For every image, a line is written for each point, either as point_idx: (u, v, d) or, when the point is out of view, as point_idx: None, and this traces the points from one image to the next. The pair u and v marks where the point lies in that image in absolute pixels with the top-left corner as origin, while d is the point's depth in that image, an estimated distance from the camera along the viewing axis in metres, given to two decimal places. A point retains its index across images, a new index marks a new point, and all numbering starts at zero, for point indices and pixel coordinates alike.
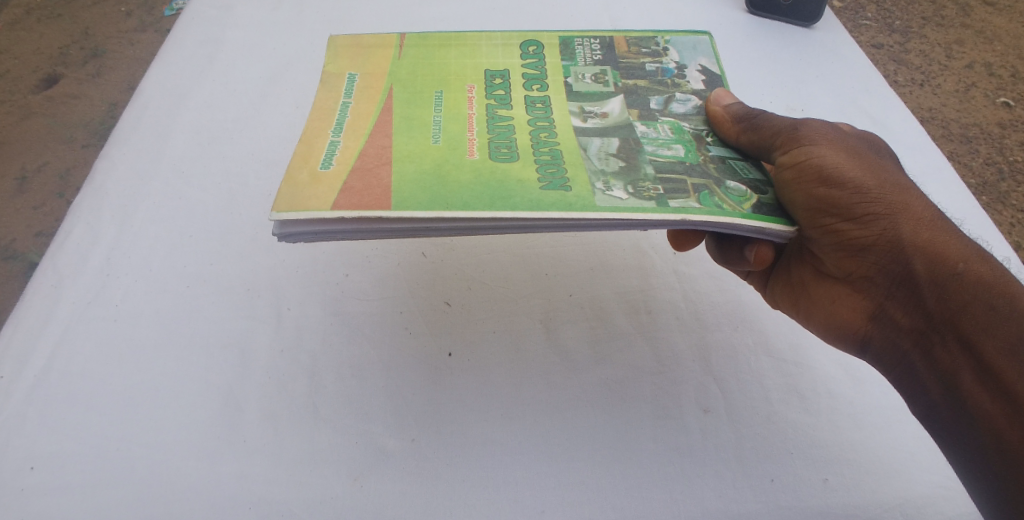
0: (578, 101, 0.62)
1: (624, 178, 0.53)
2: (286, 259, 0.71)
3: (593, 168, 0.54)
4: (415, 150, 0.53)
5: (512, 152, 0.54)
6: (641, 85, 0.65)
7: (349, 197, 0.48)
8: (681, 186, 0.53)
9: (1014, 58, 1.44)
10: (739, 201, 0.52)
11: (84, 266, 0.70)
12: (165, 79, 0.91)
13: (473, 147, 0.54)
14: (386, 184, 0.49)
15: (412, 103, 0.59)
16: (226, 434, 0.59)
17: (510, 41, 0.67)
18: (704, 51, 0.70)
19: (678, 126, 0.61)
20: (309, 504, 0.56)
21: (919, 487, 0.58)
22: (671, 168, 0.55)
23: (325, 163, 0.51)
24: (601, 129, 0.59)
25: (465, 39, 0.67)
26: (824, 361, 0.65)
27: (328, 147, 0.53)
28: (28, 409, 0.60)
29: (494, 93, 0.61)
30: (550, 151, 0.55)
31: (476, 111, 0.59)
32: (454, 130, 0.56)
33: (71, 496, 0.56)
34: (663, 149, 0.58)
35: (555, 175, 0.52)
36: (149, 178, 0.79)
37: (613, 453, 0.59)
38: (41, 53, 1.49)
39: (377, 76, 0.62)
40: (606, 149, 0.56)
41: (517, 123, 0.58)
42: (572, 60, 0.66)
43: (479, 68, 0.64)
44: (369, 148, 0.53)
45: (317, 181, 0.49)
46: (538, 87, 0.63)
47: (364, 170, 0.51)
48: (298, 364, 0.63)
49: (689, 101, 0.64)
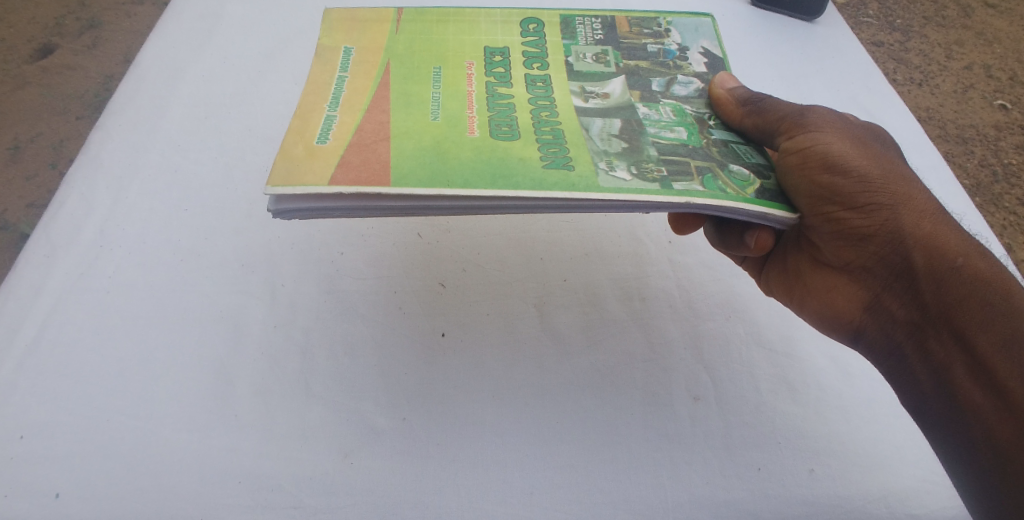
0: (579, 81, 0.62)
1: (628, 159, 0.53)
2: (281, 236, 0.71)
3: (595, 148, 0.53)
4: (412, 128, 0.53)
5: (512, 130, 0.54)
6: (643, 66, 0.65)
7: (345, 173, 0.47)
8: (685, 168, 0.52)
9: (1013, 61, 1.45)
10: (743, 185, 0.52)
11: (77, 237, 0.70)
12: (162, 50, 0.90)
13: (473, 125, 0.54)
14: (384, 161, 0.49)
15: (410, 80, 0.59)
16: (217, 409, 0.59)
17: (509, 19, 0.67)
18: (706, 33, 0.69)
19: (679, 108, 0.61)
20: (299, 480, 0.56)
21: (902, 480, 0.59)
22: (674, 151, 0.55)
23: (320, 138, 0.51)
24: (602, 110, 0.59)
25: (463, 15, 0.66)
26: (815, 354, 0.66)
27: (324, 122, 0.53)
28: (18, 377, 0.60)
29: (493, 70, 0.61)
30: (551, 130, 0.55)
31: (476, 90, 0.58)
32: (453, 108, 0.56)
33: (61, 465, 0.55)
34: (665, 131, 0.57)
35: (557, 154, 0.52)
36: (144, 149, 0.78)
37: (602, 436, 0.59)
38: (36, 23, 1.47)
39: (373, 52, 0.62)
40: (608, 130, 0.56)
41: (517, 102, 0.57)
42: (573, 39, 0.66)
43: (477, 46, 0.64)
44: (367, 124, 0.53)
45: (313, 156, 0.49)
46: (539, 66, 0.62)
47: (360, 146, 0.50)
48: (291, 340, 0.63)
49: (690, 83, 0.64)
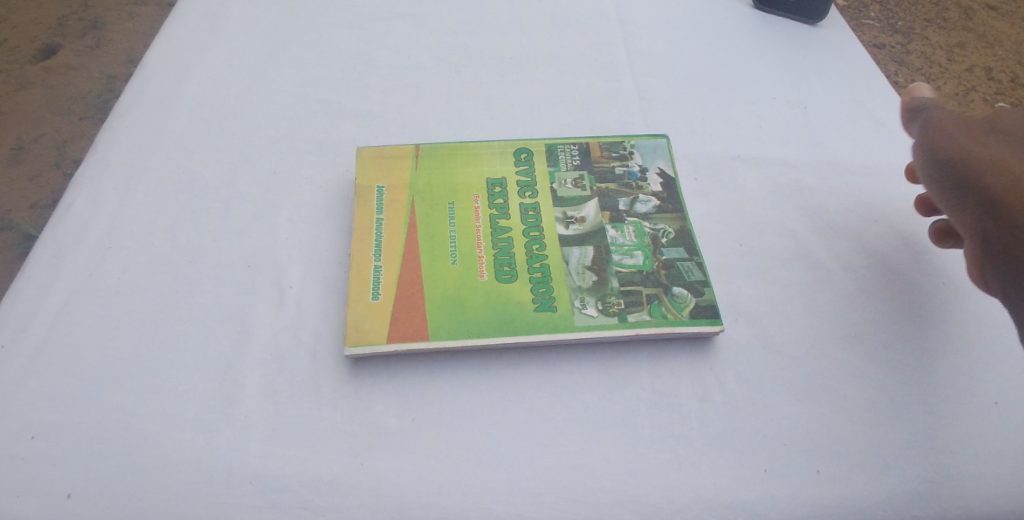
0: (562, 207, 0.73)
1: (596, 294, 0.65)
2: (288, 237, 0.71)
3: (573, 285, 0.66)
4: (440, 273, 0.65)
5: (512, 269, 0.66)
6: (612, 189, 0.75)
7: (396, 331, 0.61)
8: (637, 297, 0.65)
9: (1014, 63, 1.46)
10: (681, 307, 0.64)
11: (85, 237, 0.70)
12: (167, 51, 0.90)
13: (482, 267, 0.66)
14: (423, 314, 0.62)
15: (431, 217, 0.70)
16: (225, 409, 0.59)
17: (505, 151, 0.78)
18: (662, 153, 0.80)
19: (640, 227, 0.72)
20: (307, 480, 0.56)
21: (907, 481, 0.59)
22: (630, 279, 0.66)
23: (374, 292, 0.63)
24: (579, 237, 0.70)
25: (468, 148, 0.77)
26: (819, 355, 0.66)
27: (375, 273, 0.65)
28: (28, 377, 0.60)
29: (494, 202, 0.72)
30: (541, 266, 0.67)
31: (482, 225, 0.70)
32: (466, 247, 0.68)
33: (71, 466, 0.56)
34: (627, 257, 0.68)
35: (546, 294, 0.64)
36: (151, 150, 0.78)
37: (607, 437, 0.60)
38: (40, 24, 1.47)
39: (400, 189, 0.73)
40: (583, 260, 0.68)
41: (514, 235, 0.69)
42: (555, 166, 0.77)
43: (481, 177, 0.75)
44: (406, 272, 0.65)
45: (371, 311, 0.62)
46: (530, 195, 0.74)
47: (404, 297, 0.63)
48: (298, 341, 0.63)
49: (649, 202, 0.74)
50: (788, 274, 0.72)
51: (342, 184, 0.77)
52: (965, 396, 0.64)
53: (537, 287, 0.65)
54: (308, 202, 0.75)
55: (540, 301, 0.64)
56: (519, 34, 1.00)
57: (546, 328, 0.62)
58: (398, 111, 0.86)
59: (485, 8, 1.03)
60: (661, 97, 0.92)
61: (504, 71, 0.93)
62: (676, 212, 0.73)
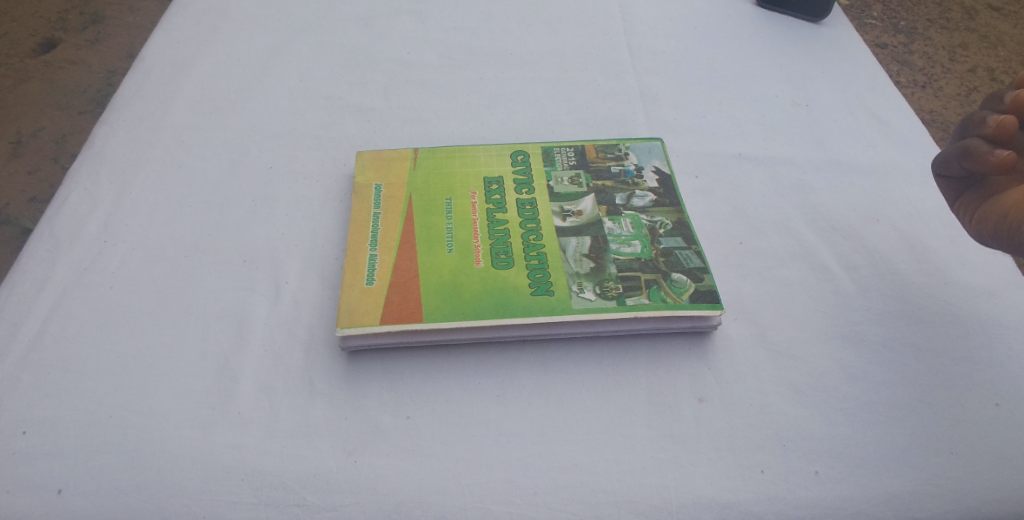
0: (559, 202, 0.73)
1: (594, 279, 0.65)
2: (285, 233, 0.71)
3: (570, 270, 0.66)
4: (435, 263, 0.66)
5: (509, 258, 0.66)
6: (608, 185, 0.76)
7: (390, 312, 0.61)
8: (635, 282, 0.65)
9: (1016, 64, 1.46)
10: (680, 291, 0.64)
11: (82, 230, 0.69)
12: (167, 46, 0.90)
13: (478, 256, 0.67)
14: (417, 297, 0.62)
15: (429, 212, 0.71)
16: (221, 405, 0.58)
17: (502, 152, 0.79)
18: (657, 154, 0.80)
19: (638, 220, 0.72)
20: (302, 477, 0.55)
21: (910, 484, 0.58)
22: (628, 266, 0.67)
23: (368, 279, 0.63)
24: (576, 228, 0.71)
25: (466, 150, 0.78)
26: (819, 356, 0.65)
27: (370, 262, 0.65)
28: (22, 371, 0.59)
29: (492, 197, 0.73)
30: (537, 255, 0.67)
31: (480, 218, 0.71)
32: (463, 239, 0.68)
33: (64, 461, 0.55)
34: (623, 246, 0.69)
35: (542, 280, 0.64)
36: (149, 145, 0.78)
37: (605, 437, 0.59)
38: None
39: (397, 187, 0.73)
40: (580, 249, 0.68)
41: (511, 227, 0.70)
42: (552, 165, 0.78)
43: (478, 175, 0.75)
44: (401, 262, 0.65)
45: (366, 296, 0.62)
46: (527, 190, 0.74)
47: (399, 284, 0.63)
48: (295, 337, 0.63)
49: (646, 197, 0.75)
50: (788, 274, 0.72)
51: (340, 179, 0.76)
52: (967, 397, 0.63)
53: (535, 273, 0.65)
54: (305, 198, 0.74)
55: (536, 285, 0.64)
56: (520, 31, 0.99)
57: (542, 310, 0.62)
58: (397, 107, 0.86)
59: (486, 4, 1.03)
60: (663, 94, 0.92)
61: (505, 68, 0.93)
62: (673, 205, 0.74)
